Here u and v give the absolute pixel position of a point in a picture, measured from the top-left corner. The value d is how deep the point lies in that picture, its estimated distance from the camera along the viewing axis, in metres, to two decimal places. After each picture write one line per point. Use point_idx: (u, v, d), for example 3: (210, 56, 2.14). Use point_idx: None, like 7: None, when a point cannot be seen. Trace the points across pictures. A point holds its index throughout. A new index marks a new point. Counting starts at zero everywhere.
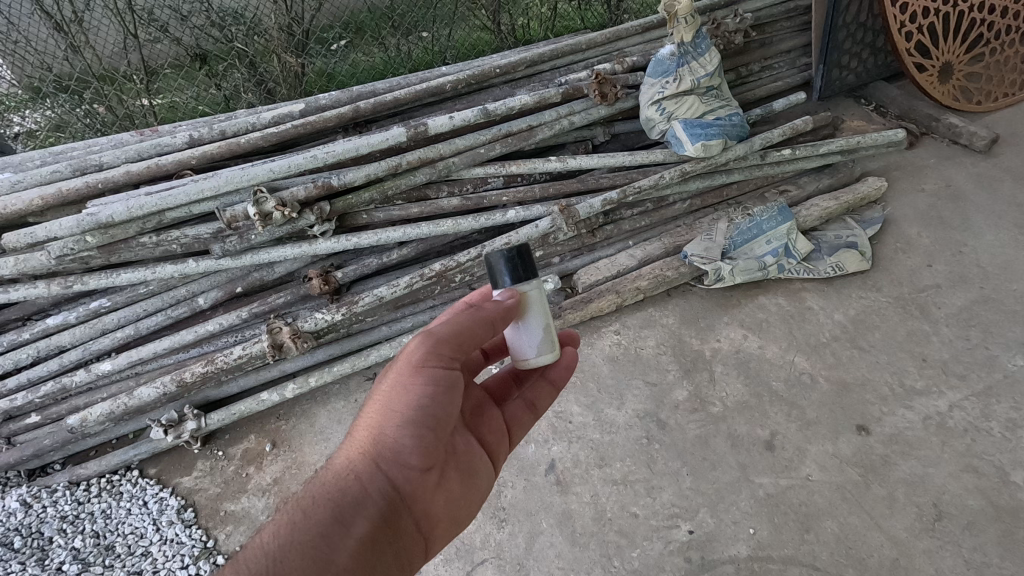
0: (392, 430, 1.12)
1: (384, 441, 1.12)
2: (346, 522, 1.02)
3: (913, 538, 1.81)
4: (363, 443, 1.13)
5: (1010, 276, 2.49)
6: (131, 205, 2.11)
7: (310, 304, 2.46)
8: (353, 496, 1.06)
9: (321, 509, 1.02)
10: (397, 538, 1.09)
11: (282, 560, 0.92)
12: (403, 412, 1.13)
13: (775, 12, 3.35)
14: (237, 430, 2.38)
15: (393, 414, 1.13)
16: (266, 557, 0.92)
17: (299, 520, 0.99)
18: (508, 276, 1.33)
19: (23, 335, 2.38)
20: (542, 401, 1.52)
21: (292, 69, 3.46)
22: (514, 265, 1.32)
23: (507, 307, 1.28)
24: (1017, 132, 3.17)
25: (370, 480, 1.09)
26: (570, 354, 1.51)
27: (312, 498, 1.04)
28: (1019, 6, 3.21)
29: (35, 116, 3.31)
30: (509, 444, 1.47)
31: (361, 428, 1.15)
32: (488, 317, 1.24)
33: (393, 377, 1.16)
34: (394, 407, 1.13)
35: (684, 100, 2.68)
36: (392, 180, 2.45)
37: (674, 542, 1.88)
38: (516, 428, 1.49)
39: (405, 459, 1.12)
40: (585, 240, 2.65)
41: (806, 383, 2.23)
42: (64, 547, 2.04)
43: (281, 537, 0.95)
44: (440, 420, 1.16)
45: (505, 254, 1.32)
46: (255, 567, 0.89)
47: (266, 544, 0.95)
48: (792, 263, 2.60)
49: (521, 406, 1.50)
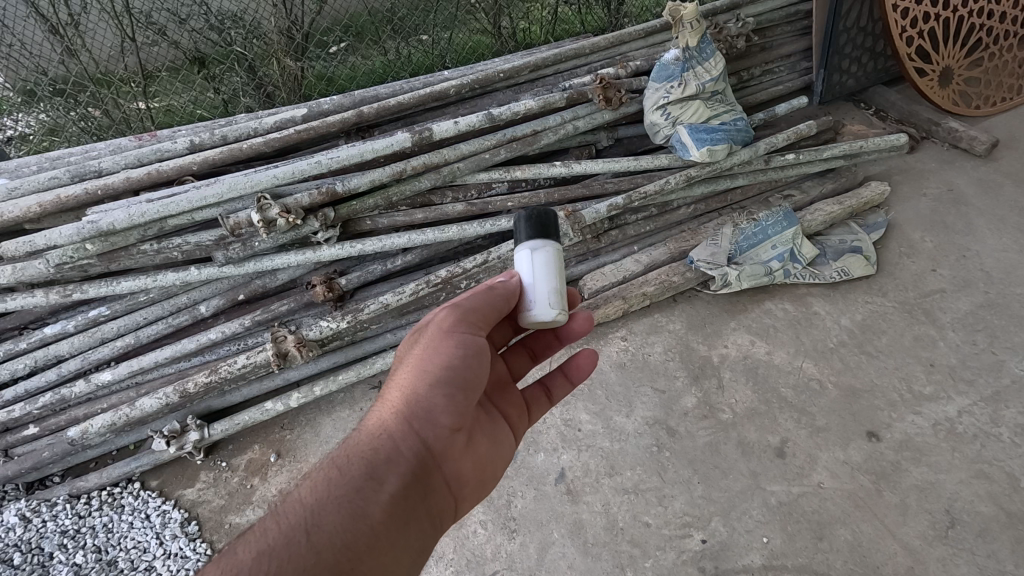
0: (423, 389, 1.14)
1: (417, 400, 1.13)
2: (379, 477, 1.06)
3: (927, 546, 1.80)
4: (395, 403, 1.15)
5: (1015, 281, 2.50)
6: (132, 212, 2.06)
7: (313, 311, 2.41)
8: (385, 452, 1.09)
9: (355, 465, 1.06)
10: (428, 496, 1.11)
11: (318, 514, 0.97)
12: (433, 371, 1.15)
13: (776, 17, 3.36)
14: (240, 440, 2.35)
15: (424, 374, 1.15)
16: (305, 511, 0.97)
17: (336, 477, 1.03)
18: (526, 236, 1.30)
19: (20, 344, 2.33)
20: (558, 391, 1.59)
21: (291, 72, 3.43)
22: (533, 224, 1.30)
23: (512, 287, 1.28)
24: (1015, 137, 3.19)
25: (402, 438, 1.11)
26: (589, 354, 1.53)
27: (346, 456, 1.08)
28: (1017, 11, 3.23)
29: (28, 120, 3.23)
30: (529, 420, 1.52)
31: (392, 389, 1.17)
32: (505, 291, 1.27)
33: (425, 344, 1.19)
34: (426, 368, 1.16)
35: (689, 105, 2.66)
36: (395, 186, 2.41)
37: (687, 551, 1.86)
38: (535, 407, 1.55)
39: (437, 419, 1.14)
40: (590, 245, 2.63)
41: (815, 389, 2.23)
42: (65, 562, 2.00)
43: (316, 493, 1.00)
44: (469, 382, 1.18)
45: (527, 215, 1.31)
46: (294, 521, 0.95)
47: (304, 498, 0.99)
48: (797, 268, 2.60)
49: (539, 389, 1.56)
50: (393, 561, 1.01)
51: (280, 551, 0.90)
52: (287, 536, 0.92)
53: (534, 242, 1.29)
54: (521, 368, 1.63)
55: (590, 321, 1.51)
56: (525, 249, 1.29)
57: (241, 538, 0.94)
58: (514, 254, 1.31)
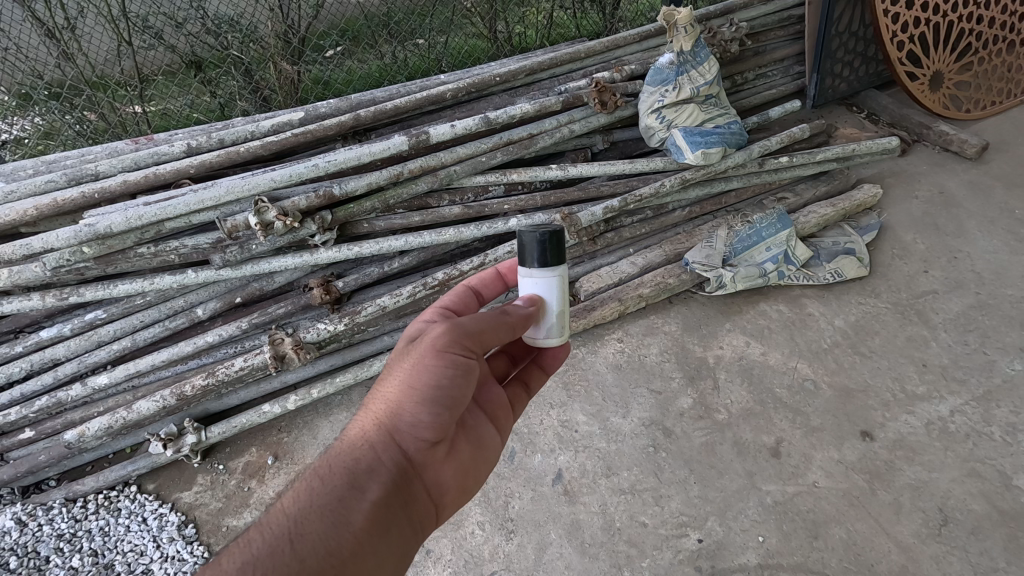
0: (408, 405, 1.14)
1: (401, 415, 1.14)
2: (361, 487, 1.07)
3: (920, 544, 1.82)
4: (380, 416, 1.15)
5: (1005, 281, 2.53)
6: (130, 214, 2.07)
7: (310, 314, 2.43)
8: (367, 463, 1.10)
9: (337, 476, 1.07)
10: (409, 505, 1.13)
11: (302, 522, 0.98)
12: (420, 389, 1.14)
13: (767, 22, 3.40)
14: (238, 443, 2.35)
15: (410, 392, 1.14)
16: (289, 519, 0.98)
17: (318, 485, 1.04)
18: (538, 260, 1.33)
19: (16, 348, 2.32)
20: (534, 382, 1.58)
21: (288, 76, 3.50)
22: (549, 251, 1.32)
23: (526, 315, 1.30)
24: (1005, 140, 3.23)
25: (383, 449, 1.12)
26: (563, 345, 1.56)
27: (330, 466, 1.09)
28: (1005, 16, 3.28)
29: (23, 124, 3.21)
30: (514, 417, 1.50)
31: (378, 399, 1.18)
32: (501, 314, 1.26)
33: (411, 359, 1.17)
34: (413, 385, 1.14)
35: (684, 109, 2.68)
36: (393, 189, 2.42)
37: (684, 551, 1.87)
38: (517, 403, 1.54)
39: (418, 433, 1.15)
40: (586, 248, 2.65)
41: (809, 389, 2.25)
42: (62, 566, 2.00)
43: (301, 501, 1.01)
44: (457, 400, 1.17)
45: (545, 239, 1.32)
46: (277, 529, 0.96)
47: (287, 507, 1.01)
48: (791, 270, 2.62)
49: (517, 384, 1.55)
50: (376, 566, 1.02)
51: (264, 560, 0.91)
52: (271, 545, 0.94)
53: (546, 268, 1.34)
54: (502, 369, 1.62)
55: (569, 352, 1.56)
56: (543, 272, 1.34)
57: (228, 544, 0.95)
58: (527, 273, 1.35)
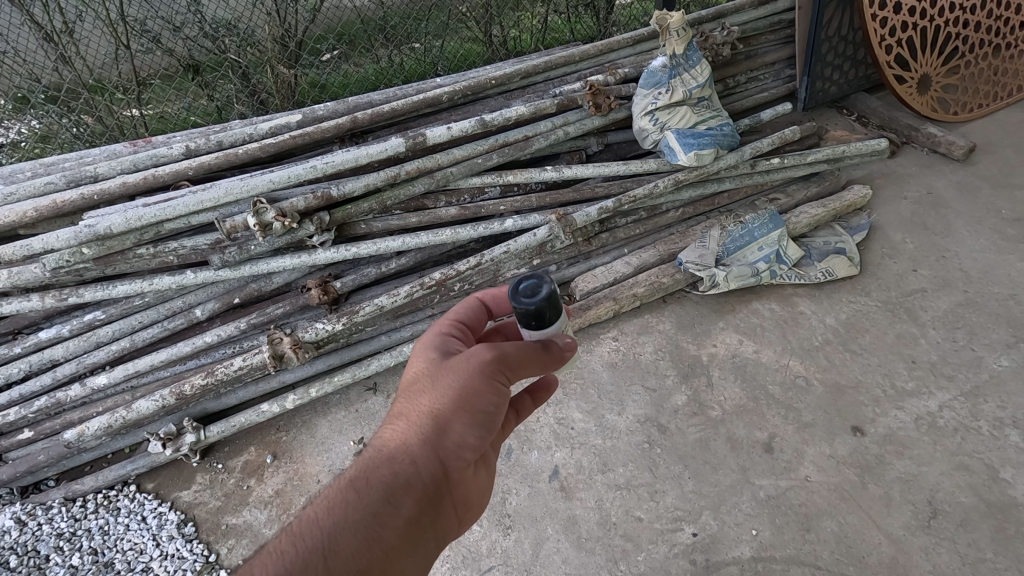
0: (453, 422, 1.08)
1: (445, 430, 1.07)
2: (397, 501, 1.01)
3: (910, 536, 1.85)
4: (420, 426, 1.07)
5: (992, 280, 2.57)
6: (130, 215, 2.08)
7: (309, 314, 2.46)
8: (405, 477, 1.03)
9: (374, 488, 1.01)
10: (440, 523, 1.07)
11: (335, 535, 0.94)
12: (465, 407, 1.08)
13: (759, 26, 3.46)
14: (237, 441, 2.37)
15: (455, 407, 1.07)
16: (321, 531, 0.94)
17: (354, 496, 0.99)
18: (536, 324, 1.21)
19: (14, 348, 2.34)
20: None
21: (285, 79, 3.54)
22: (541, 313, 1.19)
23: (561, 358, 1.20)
24: (992, 142, 3.29)
25: (424, 463, 1.05)
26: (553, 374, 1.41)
27: (366, 477, 1.03)
28: (991, 20, 3.35)
29: (20, 127, 3.22)
30: None
31: (414, 409, 1.10)
32: (544, 362, 1.17)
33: (457, 374, 1.09)
34: (459, 401, 1.07)
35: (677, 110, 2.73)
36: (390, 190, 2.45)
37: (680, 544, 1.90)
38: None
39: (460, 451, 1.08)
40: (581, 248, 2.69)
41: (801, 386, 2.28)
42: (63, 564, 2.01)
43: (334, 513, 0.96)
44: (496, 424, 1.12)
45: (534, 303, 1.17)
46: (311, 543, 0.92)
47: (319, 518, 0.96)
48: (783, 269, 2.67)
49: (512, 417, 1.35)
50: None
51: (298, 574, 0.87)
52: (304, 558, 0.89)
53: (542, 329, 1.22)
54: None
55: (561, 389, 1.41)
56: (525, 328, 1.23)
57: (257, 555, 0.91)
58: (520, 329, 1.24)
